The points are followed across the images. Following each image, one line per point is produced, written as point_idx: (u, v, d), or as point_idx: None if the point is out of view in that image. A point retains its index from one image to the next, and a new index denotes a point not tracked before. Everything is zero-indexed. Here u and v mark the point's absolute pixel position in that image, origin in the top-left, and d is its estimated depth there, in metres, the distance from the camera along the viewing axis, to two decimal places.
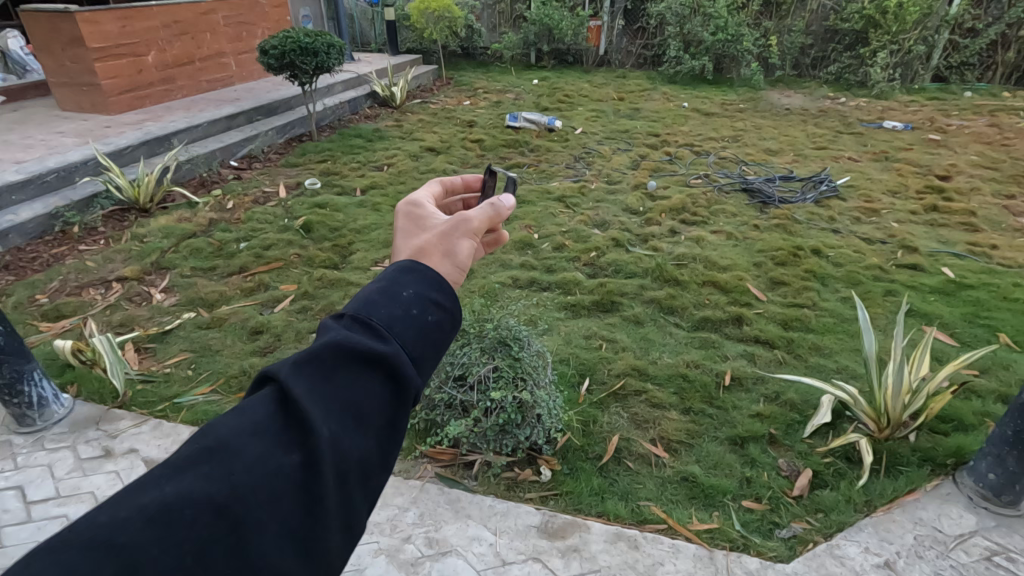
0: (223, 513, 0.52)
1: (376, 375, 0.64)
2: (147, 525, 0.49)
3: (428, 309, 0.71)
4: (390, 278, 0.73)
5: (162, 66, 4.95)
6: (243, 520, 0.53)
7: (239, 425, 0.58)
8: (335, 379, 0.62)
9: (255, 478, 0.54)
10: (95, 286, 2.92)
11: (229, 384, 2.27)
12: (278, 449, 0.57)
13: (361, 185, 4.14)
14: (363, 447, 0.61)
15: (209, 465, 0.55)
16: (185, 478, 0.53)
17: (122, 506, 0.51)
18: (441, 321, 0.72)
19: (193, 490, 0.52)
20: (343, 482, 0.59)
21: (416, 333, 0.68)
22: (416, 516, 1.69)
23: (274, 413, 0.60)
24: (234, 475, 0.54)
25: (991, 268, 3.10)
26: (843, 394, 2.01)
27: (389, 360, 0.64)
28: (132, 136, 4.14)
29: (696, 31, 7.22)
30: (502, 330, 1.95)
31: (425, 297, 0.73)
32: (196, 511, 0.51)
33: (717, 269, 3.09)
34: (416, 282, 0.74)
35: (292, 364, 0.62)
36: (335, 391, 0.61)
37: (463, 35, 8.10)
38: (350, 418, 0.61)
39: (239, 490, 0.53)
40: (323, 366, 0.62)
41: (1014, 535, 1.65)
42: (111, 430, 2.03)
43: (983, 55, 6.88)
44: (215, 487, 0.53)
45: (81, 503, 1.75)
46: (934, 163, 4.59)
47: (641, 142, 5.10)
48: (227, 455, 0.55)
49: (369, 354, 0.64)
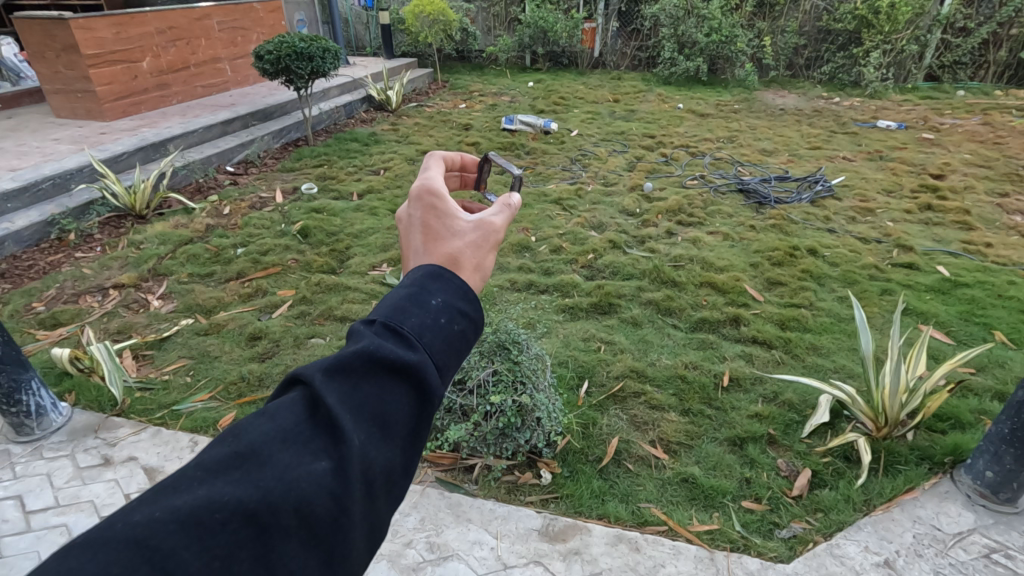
0: (252, 519, 0.52)
1: (402, 383, 0.64)
2: (180, 528, 0.50)
3: (455, 319, 0.71)
4: (419, 285, 0.73)
5: (157, 72, 4.95)
6: (271, 528, 0.53)
7: (270, 430, 0.58)
8: (363, 388, 0.62)
9: (284, 486, 0.55)
10: (93, 294, 2.91)
11: (227, 391, 2.27)
12: (307, 456, 0.57)
13: (358, 189, 4.14)
14: (388, 457, 0.61)
15: (241, 471, 0.55)
16: (217, 483, 0.54)
17: (156, 508, 0.51)
18: (466, 331, 0.72)
19: (224, 494, 0.53)
20: (368, 491, 0.59)
21: (443, 343, 0.69)
22: (417, 520, 1.70)
23: (304, 419, 0.60)
24: (267, 481, 0.55)
25: (986, 266, 3.12)
26: (841, 394, 2.01)
27: (417, 370, 0.65)
28: (128, 143, 4.14)
29: (690, 32, 7.24)
30: (501, 334, 1.96)
31: (453, 307, 0.72)
32: (227, 516, 0.52)
33: (714, 270, 3.11)
34: (444, 291, 0.74)
35: (324, 370, 0.63)
36: (365, 400, 0.62)
37: (458, 38, 8.12)
38: (378, 427, 0.61)
39: (269, 497, 0.54)
40: (354, 375, 0.63)
41: (1012, 532, 1.66)
42: (110, 438, 2.03)
43: (975, 54, 6.92)
44: (247, 492, 0.53)
45: (81, 512, 1.75)
46: (928, 162, 4.62)
47: (636, 143, 5.12)
48: (258, 462, 0.56)
49: (397, 364, 0.64)
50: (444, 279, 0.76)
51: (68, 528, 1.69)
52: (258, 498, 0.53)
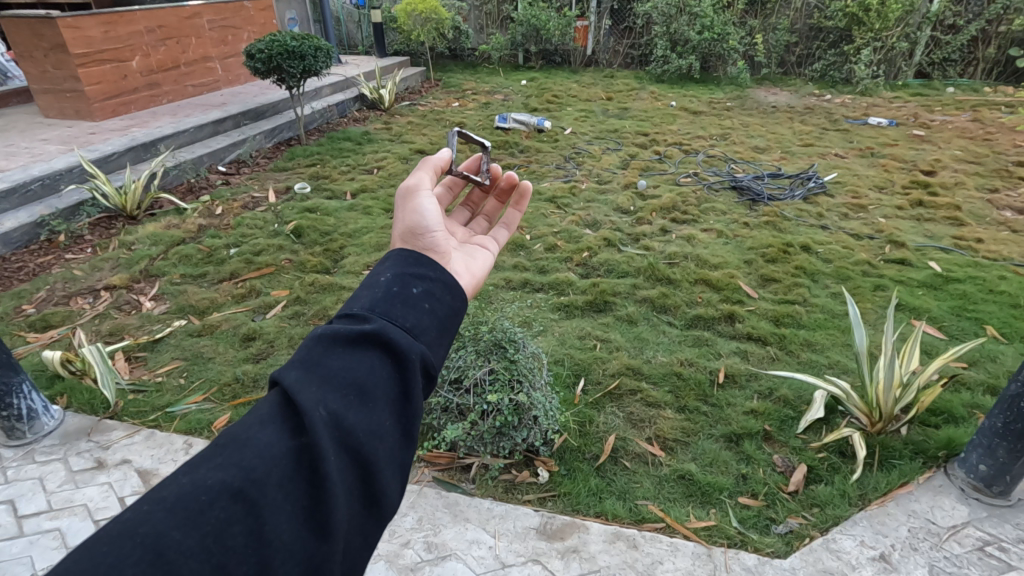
0: (237, 496, 0.60)
1: (370, 352, 0.76)
2: (168, 514, 0.57)
3: (407, 285, 0.86)
4: (370, 272, 0.88)
5: (146, 71, 4.91)
6: (257, 502, 0.60)
7: (248, 421, 0.67)
8: (331, 364, 0.73)
9: (264, 464, 0.63)
10: (84, 295, 2.88)
11: (221, 393, 2.25)
12: (285, 435, 0.66)
13: (351, 188, 4.12)
14: (368, 419, 0.70)
15: (221, 457, 0.63)
16: (201, 470, 0.61)
17: (144, 501, 0.58)
18: (427, 292, 0.87)
19: (206, 480, 0.60)
20: (354, 452, 0.68)
21: (401, 306, 0.82)
22: (415, 521, 1.69)
23: (279, 406, 0.69)
24: (246, 461, 0.62)
25: (976, 261, 3.14)
26: (835, 390, 2.02)
27: (378, 338, 0.76)
28: (118, 142, 4.10)
29: (682, 30, 7.24)
30: (497, 333, 1.96)
31: (402, 276, 0.87)
32: (212, 497, 0.59)
33: (708, 267, 3.11)
34: (391, 268, 0.89)
35: (291, 363, 0.73)
36: (333, 374, 0.72)
37: (451, 36, 8.10)
38: (353, 394, 0.71)
39: (251, 474, 0.61)
40: (319, 356, 0.73)
41: (1005, 525, 1.68)
42: (103, 441, 2.01)
43: (964, 51, 6.98)
44: (230, 475, 0.61)
45: (74, 516, 1.73)
46: (919, 159, 4.65)
47: (630, 141, 5.12)
48: (238, 446, 0.64)
49: (359, 337, 0.76)
50: (391, 256, 0.93)
51: (62, 533, 1.68)
52: (242, 477, 0.61)
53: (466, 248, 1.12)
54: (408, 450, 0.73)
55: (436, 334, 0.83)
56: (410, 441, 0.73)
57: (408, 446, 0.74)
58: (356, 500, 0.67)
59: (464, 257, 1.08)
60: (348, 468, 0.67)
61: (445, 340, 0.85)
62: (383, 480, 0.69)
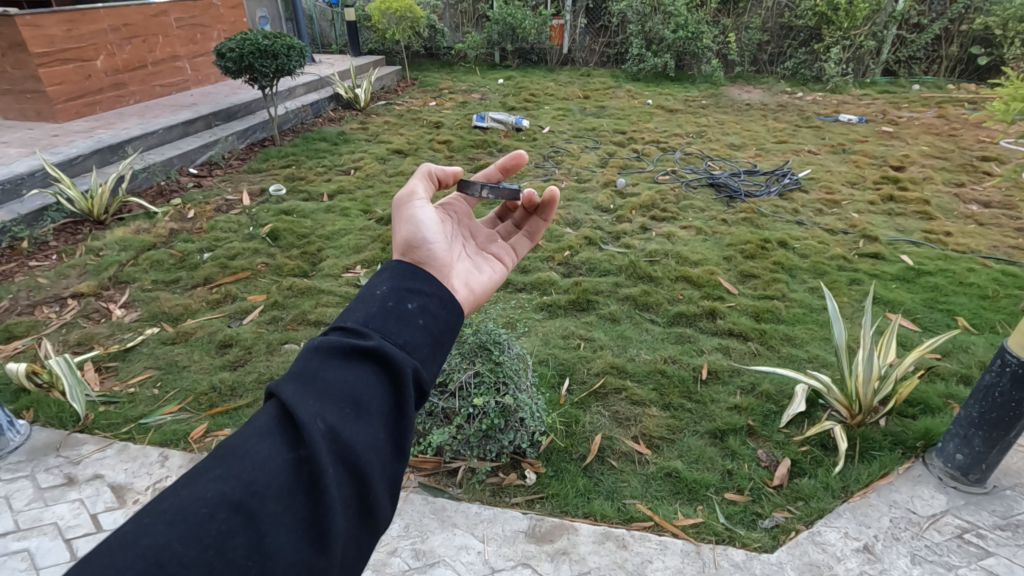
0: (239, 509, 0.61)
1: (365, 366, 0.76)
2: (170, 527, 0.59)
3: (402, 300, 0.86)
4: (366, 283, 0.88)
5: (111, 71, 4.75)
6: (257, 514, 0.62)
7: (245, 433, 0.68)
8: (328, 376, 0.74)
9: (263, 477, 0.64)
10: (49, 304, 2.78)
11: (198, 402, 2.19)
12: (283, 447, 0.67)
13: (328, 190, 4.06)
14: (364, 433, 0.71)
15: (220, 469, 0.64)
16: (201, 483, 0.63)
17: (144, 514, 0.60)
18: (421, 306, 0.87)
19: (206, 492, 0.62)
20: (350, 466, 0.69)
21: (395, 322, 0.83)
22: (402, 528, 1.66)
23: (276, 419, 0.70)
24: (245, 474, 0.64)
25: (946, 254, 3.23)
26: (816, 384, 2.05)
27: (374, 352, 0.77)
28: (83, 145, 3.97)
29: (657, 28, 7.29)
30: (482, 335, 1.93)
31: (397, 290, 0.88)
32: (212, 510, 0.61)
33: (688, 264, 3.14)
34: (388, 281, 0.89)
35: (287, 376, 0.74)
36: (329, 387, 0.73)
37: (426, 35, 8.02)
38: (349, 408, 0.72)
39: (251, 488, 0.63)
40: (315, 368, 0.74)
41: (982, 512, 1.72)
42: (73, 456, 1.94)
43: (928, 49, 7.18)
44: (230, 488, 0.63)
45: (43, 535, 1.66)
46: (888, 155, 4.76)
47: (608, 140, 5.14)
48: (236, 459, 0.65)
49: (355, 351, 0.76)
50: (387, 269, 0.93)
51: (31, 553, 1.61)
52: (242, 491, 0.63)
53: (472, 261, 1.12)
54: (400, 464, 0.75)
55: (430, 350, 0.84)
56: (403, 455, 0.75)
57: (401, 460, 0.75)
58: (353, 513, 0.69)
59: (467, 270, 1.07)
60: (345, 481, 0.68)
61: (438, 355, 0.86)
62: (377, 494, 0.70)
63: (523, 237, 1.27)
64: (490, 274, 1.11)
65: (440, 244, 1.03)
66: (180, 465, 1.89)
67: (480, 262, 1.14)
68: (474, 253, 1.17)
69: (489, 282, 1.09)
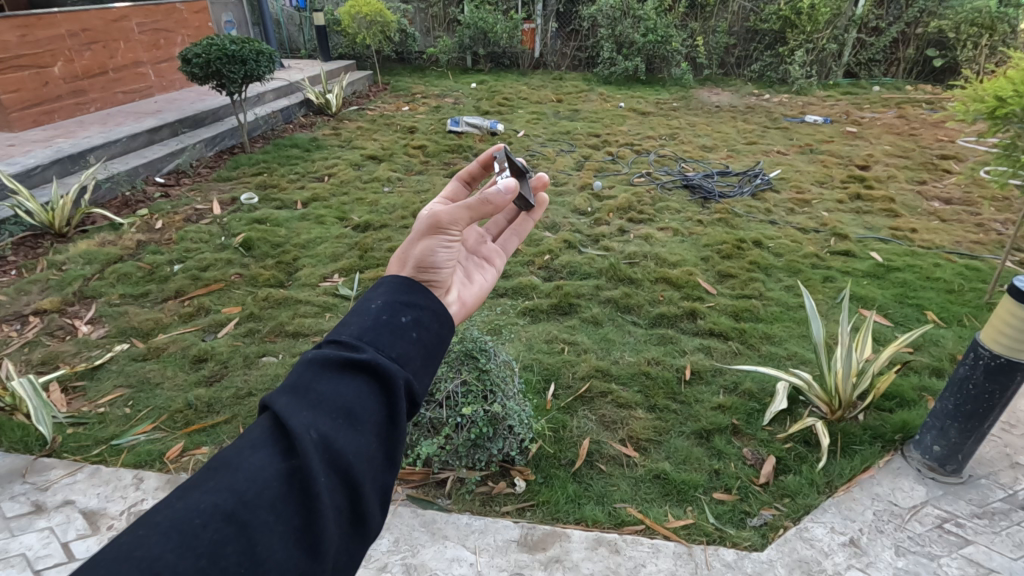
0: (231, 518, 0.59)
1: (357, 377, 0.74)
2: (163, 537, 0.57)
3: (397, 314, 0.84)
4: (361, 297, 0.86)
5: (70, 78, 4.57)
6: (250, 524, 0.60)
7: (237, 444, 0.66)
8: (320, 387, 0.71)
9: (256, 486, 0.62)
10: (10, 322, 2.66)
11: (173, 420, 2.11)
12: (276, 457, 0.65)
13: (302, 198, 3.98)
14: (357, 443, 0.69)
15: (214, 480, 0.62)
16: (194, 495, 0.60)
17: (137, 527, 0.58)
18: (416, 320, 0.84)
19: (200, 504, 0.59)
20: (343, 476, 0.67)
21: (389, 336, 0.80)
22: (391, 543, 1.62)
23: (268, 430, 0.68)
24: (239, 486, 0.62)
25: (913, 250, 3.33)
26: (796, 380, 2.09)
27: (367, 364, 0.74)
28: (41, 155, 3.81)
29: (627, 32, 7.37)
30: (467, 343, 1.90)
31: (392, 305, 0.85)
32: (205, 520, 0.58)
33: (667, 265, 3.17)
34: (383, 294, 0.86)
35: (281, 388, 0.72)
36: (323, 398, 0.70)
37: (397, 39, 7.95)
38: (342, 418, 0.69)
39: (243, 498, 0.61)
40: (309, 380, 0.72)
41: (960, 502, 1.78)
42: (41, 483, 1.85)
43: (887, 52, 7.43)
44: (222, 498, 0.61)
45: (10, 568, 1.57)
46: (854, 154, 4.91)
47: (583, 142, 5.17)
48: (228, 470, 0.63)
49: (347, 364, 0.74)
50: (384, 282, 0.90)
51: None
52: (235, 500, 0.60)
53: (463, 269, 1.10)
54: (391, 473, 0.72)
55: (422, 362, 0.82)
56: (395, 464, 0.72)
57: (392, 469, 0.72)
58: (344, 522, 0.66)
59: (461, 283, 1.06)
60: (337, 490, 0.66)
61: (430, 368, 0.83)
62: (368, 502, 0.68)
63: (512, 236, 1.26)
64: (483, 281, 1.10)
65: (449, 271, 0.99)
66: (156, 487, 1.82)
67: (472, 266, 1.13)
68: (467, 256, 1.14)
69: (482, 290, 1.09)
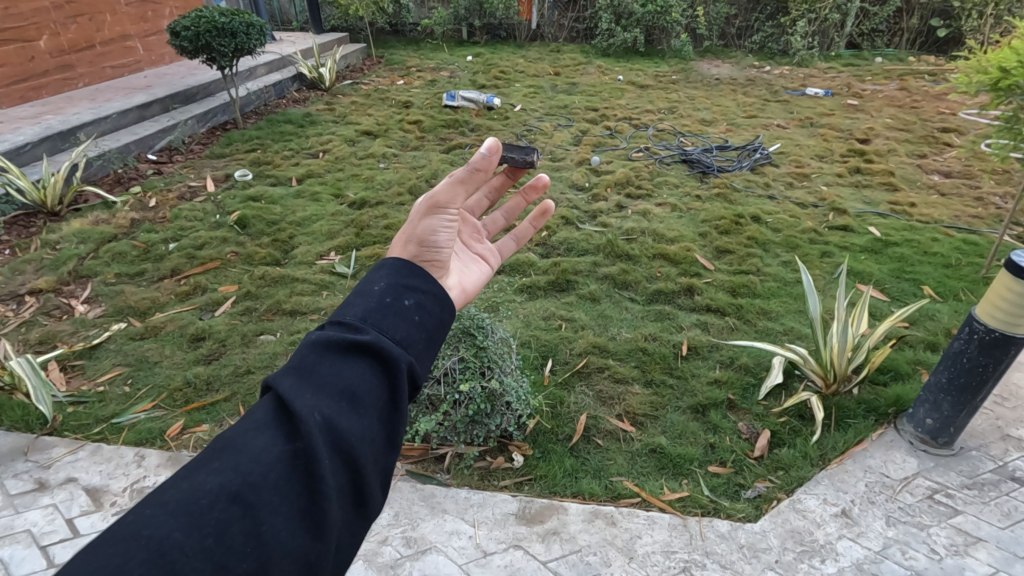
0: (236, 499, 0.60)
1: (360, 360, 0.73)
2: (170, 517, 0.58)
3: (400, 296, 0.83)
4: (364, 278, 0.85)
5: (57, 52, 4.47)
6: (255, 504, 0.60)
7: (242, 425, 0.67)
8: (323, 369, 0.71)
9: (260, 467, 0.62)
10: (5, 302, 2.65)
11: (172, 398, 2.12)
12: (280, 439, 0.65)
13: (296, 174, 3.94)
14: (360, 425, 0.69)
15: (220, 461, 0.63)
16: (201, 475, 0.61)
17: (146, 506, 0.59)
18: (419, 303, 0.84)
19: (206, 484, 0.60)
20: (345, 458, 0.67)
21: (392, 318, 0.79)
22: (391, 517, 1.65)
23: (272, 411, 0.68)
24: (244, 467, 0.62)
25: (911, 224, 3.32)
26: (792, 355, 2.10)
27: (370, 346, 0.74)
28: (30, 131, 3.75)
29: (626, 3, 7.21)
30: (465, 320, 1.90)
31: (395, 288, 0.84)
32: (211, 500, 0.59)
33: (665, 241, 3.16)
34: (386, 277, 0.86)
35: (285, 369, 0.72)
36: (326, 381, 0.70)
37: (391, 10, 7.77)
38: (345, 401, 0.70)
39: (248, 479, 0.61)
40: (312, 362, 0.72)
41: (950, 473, 1.80)
42: (43, 460, 1.86)
43: (890, 22, 7.29)
44: (227, 479, 0.61)
45: (16, 544, 1.59)
46: (854, 128, 4.85)
47: (581, 117, 5.10)
48: (234, 451, 0.64)
49: (350, 346, 0.74)
50: (386, 264, 0.89)
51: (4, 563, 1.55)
52: (240, 480, 0.61)
53: (461, 257, 1.09)
54: (393, 455, 0.72)
55: (425, 345, 0.81)
56: (396, 445, 0.72)
57: (394, 451, 0.72)
58: (347, 503, 0.67)
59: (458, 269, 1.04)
60: (340, 471, 0.66)
61: (432, 351, 0.83)
62: (371, 483, 0.68)
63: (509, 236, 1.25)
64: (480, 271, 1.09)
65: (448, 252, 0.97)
66: (158, 464, 1.84)
67: (470, 256, 1.11)
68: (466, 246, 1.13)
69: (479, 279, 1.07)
